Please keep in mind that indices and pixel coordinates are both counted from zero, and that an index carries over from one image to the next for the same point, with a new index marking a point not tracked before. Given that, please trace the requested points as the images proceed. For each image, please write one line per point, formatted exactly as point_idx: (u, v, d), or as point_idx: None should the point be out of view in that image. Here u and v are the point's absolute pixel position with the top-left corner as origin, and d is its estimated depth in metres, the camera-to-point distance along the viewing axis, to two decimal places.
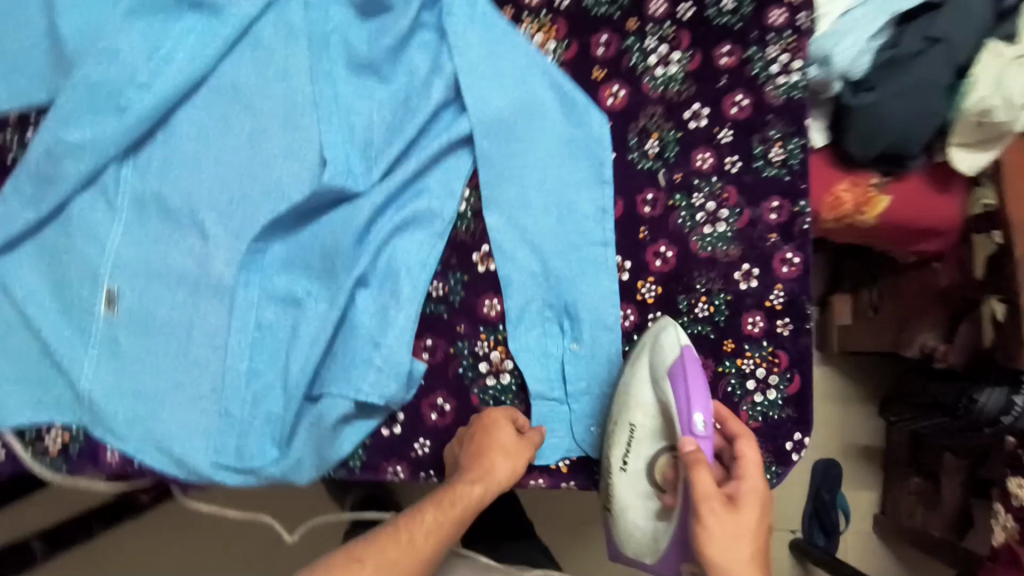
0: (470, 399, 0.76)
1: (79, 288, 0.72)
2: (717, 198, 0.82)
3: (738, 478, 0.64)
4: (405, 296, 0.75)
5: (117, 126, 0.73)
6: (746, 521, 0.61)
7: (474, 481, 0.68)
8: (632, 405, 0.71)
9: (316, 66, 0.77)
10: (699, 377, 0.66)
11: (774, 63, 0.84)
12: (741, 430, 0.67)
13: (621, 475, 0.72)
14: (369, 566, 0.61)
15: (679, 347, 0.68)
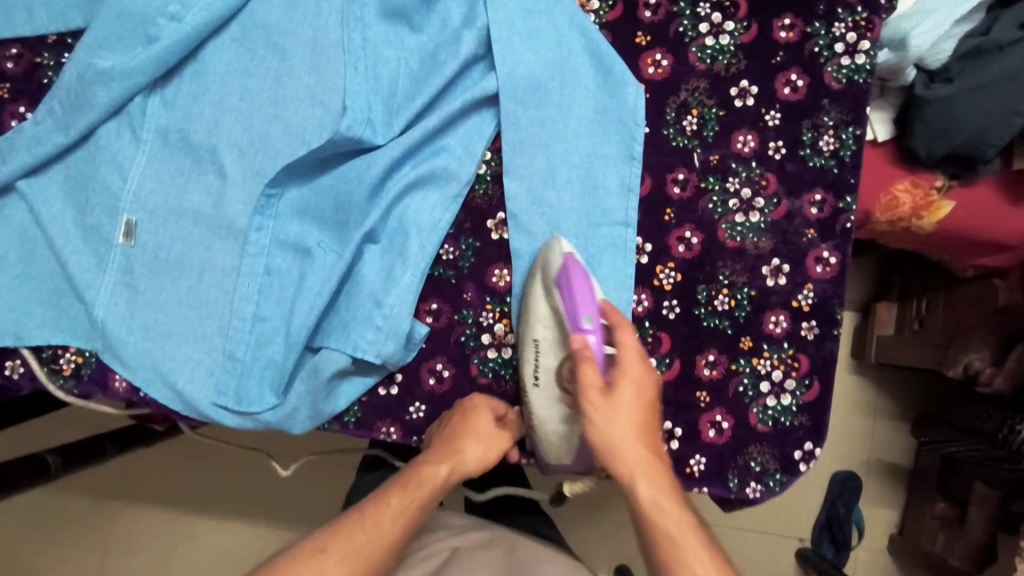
0: (469, 368, 0.75)
1: (101, 216, 0.73)
2: (754, 184, 0.76)
3: (618, 368, 0.62)
4: (413, 257, 0.73)
5: (145, 55, 0.72)
6: (626, 402, 0.61)
7: (442, 462, 0.64)
8: (535, 321, 0.69)
9: (349, 10, 0.75)
10: (581, 277, 0.67)
11: (839, 42, 0.77)
12: (619, 321, 0.65)
13: (536, 392, 0.69)
14: (332, 556, 0.54)
15: (561, 256, 0.69)
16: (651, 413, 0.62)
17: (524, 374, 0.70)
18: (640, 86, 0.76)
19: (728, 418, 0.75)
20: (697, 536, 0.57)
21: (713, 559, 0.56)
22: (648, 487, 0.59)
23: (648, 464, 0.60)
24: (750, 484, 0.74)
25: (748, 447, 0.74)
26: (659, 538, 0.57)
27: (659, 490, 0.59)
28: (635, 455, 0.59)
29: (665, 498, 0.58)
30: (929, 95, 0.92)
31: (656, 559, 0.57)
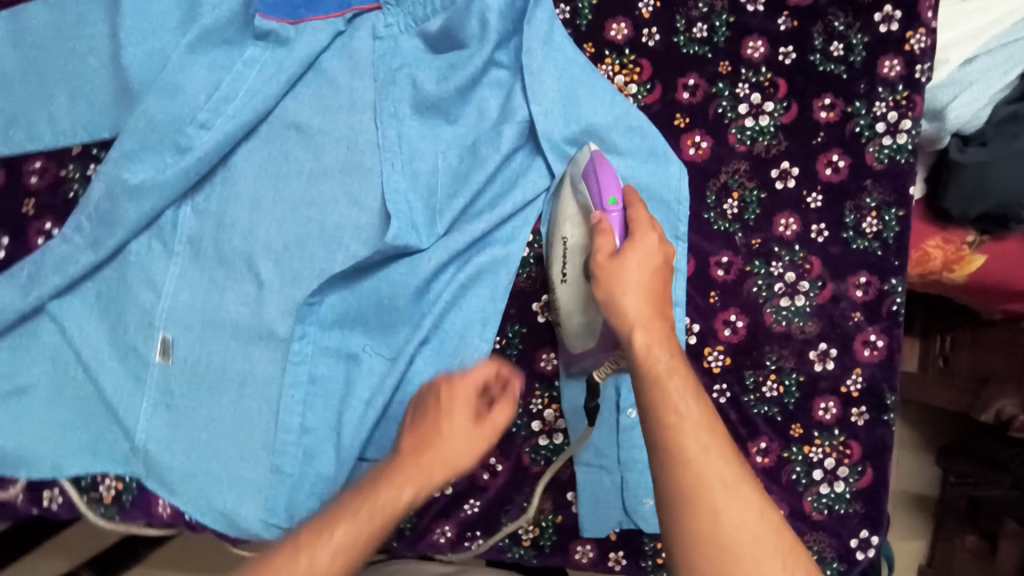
0: (521, 459, 0.73)
1: (134, 333, 0.72)
2: (798, 268, 0.73)
3: (632, 236, 0.57)
4: (466, 361, 0.72)
5: (177, 167, 0.70)
6: (632, 266, 0.55)
7: (402, 486, 0.55)
8: (563, 219, 0.68)
9: (382, 104, 0.72)
10: (607, 169, 0.65)
11: (881, 121, 0.73)
12: (634, 197, 0.61)
13: (563, 287, 0.67)
14: None
15: (589, 151, 0.69)
16: (661, 281, 0.55)
17: (553, 273, 0.69)
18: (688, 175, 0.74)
19: (785, 507, 0.70)
20: (692, 392, 0.49)
21: (703, 411, 0.48)
22: (644, 338, 0.52)
23: (652, 317, 0.53)
24: None
25: (805, 537, 0.71)
26: (649, 383, 0.49)
27: (654, 341, 0.52)
28: (636, 309, 0.53)
29: (661, 350, 0.51)
30: (964, 159, 0.90)
31: (642, 399, 0.50)
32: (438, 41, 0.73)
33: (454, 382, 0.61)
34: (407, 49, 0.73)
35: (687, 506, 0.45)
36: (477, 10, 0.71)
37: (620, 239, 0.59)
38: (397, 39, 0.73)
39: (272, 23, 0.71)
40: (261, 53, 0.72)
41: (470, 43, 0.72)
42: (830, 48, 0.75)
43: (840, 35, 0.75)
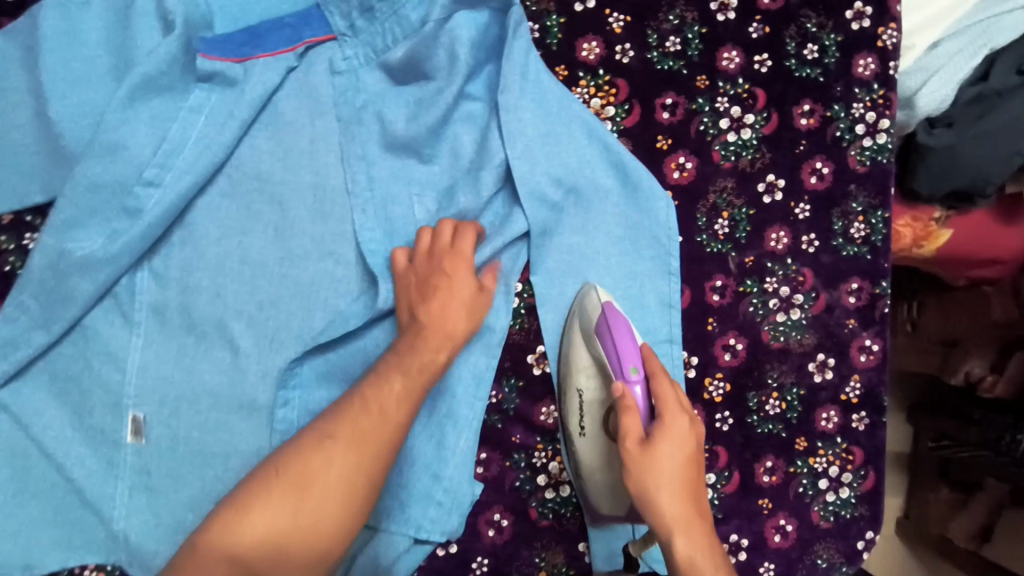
0: (528, 514, 0.71)
1: (101, 415, 0.64)
2: (791, 281, 0.74)
3: (660, 420, 0.60)
4: (463, 422, 0.68)
5: (129, 232, 0.63)
6: (666, 462, 0.58)
7: (439, 348, 0.61)
8: (575, 370, 0.68)
9: (349, 146, 0.67)
10: (622, 325, 0.65)
11: (859, 123, 0.74)
12: (655, 366, 0.63)
13: (582, 441, 0.67)
14: (334, 472, 0.52)
15: (600, 304, 0.67)
16: (692, 471, 0.60)
17: (569, 424, 0.69)
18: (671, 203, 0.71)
19: (792, 521, 0.74)
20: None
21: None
22: (683, 544, 0.56)
23: (686, 519, 0.58)
24: None
25: (814, 545, 0.75)
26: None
27: (695, 548, 0.56)
28: (672, 509, 0.58)
29: (701, 556, 0.56)
30: (932, 142, 0.90)
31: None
32: (400, 73, 0.69)
33: (454, 240, 0.65)
34: (369, 84, 0.69)
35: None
36: (444, 41, 0.67)
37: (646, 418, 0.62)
38: (357, 74, 0.69)
39: (217, 64, 0.64)
40: (206, 97, 0.65)
41: (437, 74, 0.68)
42: (804, 51, 0.74)
43: (813, 38, 0.74)
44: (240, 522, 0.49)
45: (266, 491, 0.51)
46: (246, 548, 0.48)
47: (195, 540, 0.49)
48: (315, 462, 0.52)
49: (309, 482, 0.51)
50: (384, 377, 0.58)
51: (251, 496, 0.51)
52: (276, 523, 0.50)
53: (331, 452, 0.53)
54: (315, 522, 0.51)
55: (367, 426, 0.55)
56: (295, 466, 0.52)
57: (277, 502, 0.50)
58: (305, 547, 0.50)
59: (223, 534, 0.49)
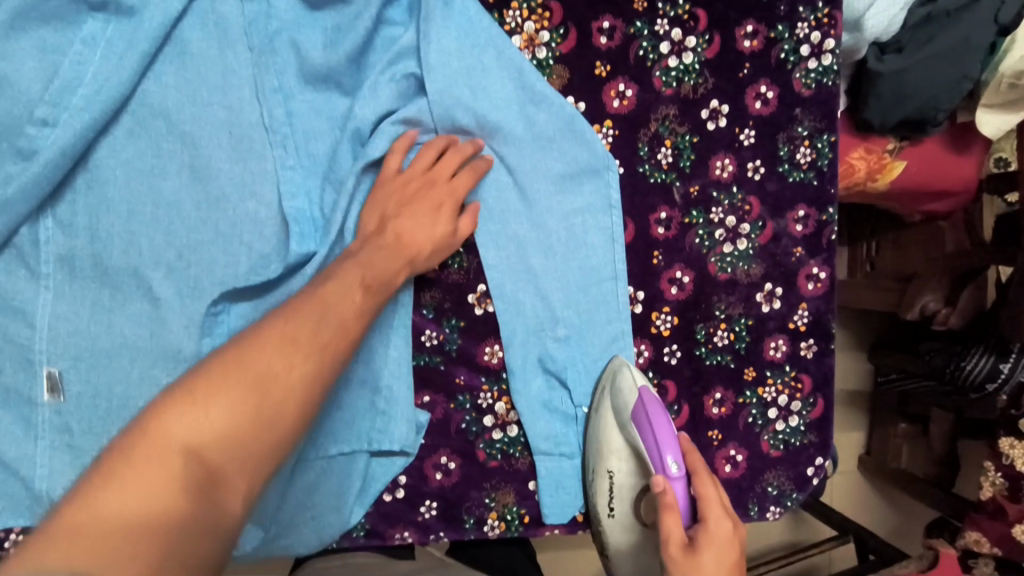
0: (476, 456, 0.70)
1: (13, 372, 0.60)
2: (738, 211, 0.73)
3: (703, 523, 0.55)
4: (389, 330, 0.66)
5: (24, 178, 0.58)
6: (707, 566, 0.52)
7: (397, 271, 0.60)
8: (607, 452, 0.67)
9: (263, 79, 0.63)
10: (661, 415, 0.62)
11: (804, 43, 0.72)
12: (698, 464, 0.60)
13: (610, 522, 0.68)
14: (292, 376, 0.47)
15: (635, 389, 0.64)
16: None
17: (597, 505, 0.69)
18: (584, 113, 0.70)
19: (742, 451, 0.74)
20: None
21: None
22: None
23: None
24: (770, 508, 0.75)
25: (764, 474, 0.75)
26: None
27: None
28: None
29: None
30: (882, 68, 0.87)
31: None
32: None
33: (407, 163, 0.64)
34: (282, 11, 0.64)
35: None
36: None
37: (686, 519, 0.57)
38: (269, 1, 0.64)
39: None
40: (101, 27, 0.60)
41: None
42: None
43: None
44: (174, 416, 0.41)
45: (210, 383, 0.44)
46: (200, 434, 0.42)
47: (124, 441, 0.40)
48: (259, 360, 0.47)
49: (272, 380, 0.46)
50: (316, 287, 0.54)
51: (190, 390, 0.43)
52: (230, 416, 0.43)
53: (276, 350, 0.48)
54: (278, 412, 0.45)
55: (313, 325, 0.51)
56: (242, 362, 0.46)
57: (229, 392, 0.44)
58: (260, 438, 0.44)
59: (160, 424, 0.41)
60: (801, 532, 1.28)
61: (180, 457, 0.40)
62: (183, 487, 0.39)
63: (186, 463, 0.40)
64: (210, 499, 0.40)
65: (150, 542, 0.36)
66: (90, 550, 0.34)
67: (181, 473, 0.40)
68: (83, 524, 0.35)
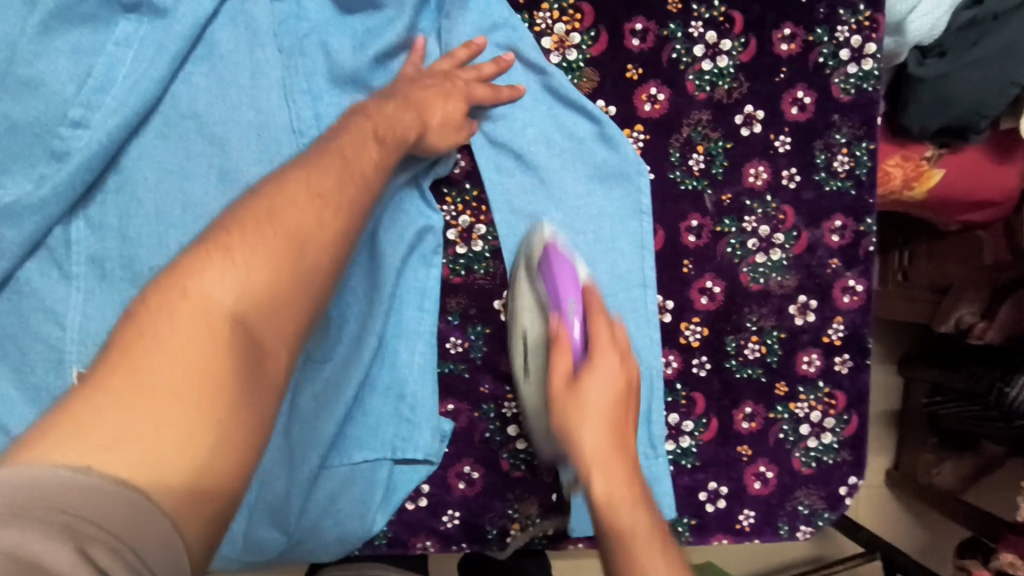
0: (500, 466, 0.68)
1: (43, 374, 0.59)
2: (772, 220, 0.71)
3: (591, 358, 0.51)
4: (413, 335, 0.66)
5: (57, 178, 0.58)
6: (586, 399, 0.49)
7: (410, 127, 0.56)
8: (520, 309, 0.63)
9: (292, 82, 0.63)
10: (563, 266, 0.59)
11: (844, 47, 0.69)
12: (595, 307, 0.55)
13: (527, 384, 0.62)
14: (330, 237, 0.43)
15: (544, 244, 0.62)
16: (625, 415, 0.50)
17: (517, 366, 0.64)
18: (614, 117, 0.68)
19: (773, 468, 0.72)
20: (645, 518, 0.45)
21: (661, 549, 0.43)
22: (602, 482, 0.46)
23: (609, 460, 0.47)
24: (801, 527, 0.73)
25: (795, 492, 0.72)
26: (613, 533, 0.44)
27: (614, 489, 0.46)
28: (592, 446, 0.47)
29: (623, 502, 0.45)
30: (923, 73, 0.85)
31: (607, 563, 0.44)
32: None
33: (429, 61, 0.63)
34: (313, 14, 0.64)
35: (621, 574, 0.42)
36: None
37: (579, 355, 0.53)
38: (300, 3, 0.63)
39: None
40: (135, 29, 0.60)
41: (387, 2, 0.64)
42: None
43: None
44: (205, 276, 0.36)
45: (244, 234, 0.39)
46: (242, 299, 0.36)
47: (153, 300, 0.35)
48: (293, 212, 0.41)
49: (311, 238, 0.41)
50: (332, 142, 0.49)
51: (220, 242, 0.38)
52: (268, 277, 0.38)
53: (307, 202, 0.42)
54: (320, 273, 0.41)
55: (342, 180, 0.46)
56: (269, 214, 0.40)
57: (266, 245, 0.39)
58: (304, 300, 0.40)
59: (194, 284, 0.35)
60: (828, 548, 1.24)
61: (222, 322, 0.35)
62: (229, 356, 0.35)
63: (229, 332, 0.35)
64: (256, 371, 0.36)
65: (198, 424, 0.33)
66: (117, 437, 0.30)
67: (226, 343, 0.35)
68: (110, 406, 0.31)
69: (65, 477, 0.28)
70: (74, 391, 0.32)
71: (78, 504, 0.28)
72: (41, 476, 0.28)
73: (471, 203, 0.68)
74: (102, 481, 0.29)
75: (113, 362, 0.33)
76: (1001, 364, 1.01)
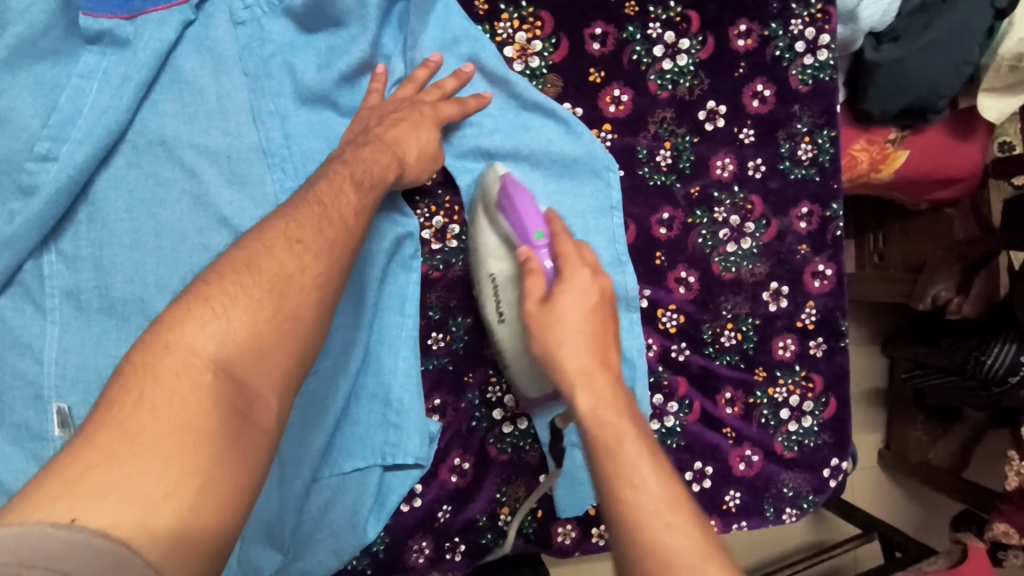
0: (488, 451, 0.70)
1: (23, 411, 0.59)
2: (740, 210, 0.72)
3: (560, 278, 0.54)
4: (395, 341, 0.66)
5: (27, 212, 0.58)
6: (561, 314, 0.52)
7: (388, 166, 0.58)
8: (485, 252, 0.64)
9: (259, 103, 0.64)
10: (523, 194, 0.61)
11: (799, 40, 0.71)
12: (558, 226, 0.58)
13: (500, 326, 0.64)
14: (310, 274, 0.46)
15: (500, 178, 0.64)
16: (600, 322, 0.52)
17: (488, 312, 0.65)
18: (580, 119, 0.70)
19: (757, 451, 0.73)
20: (633, 430, 0.47)
21: (668, 502, 0.43)
22: (586, 394, 0.49)
23: (592, 369, 0.50)
24: (787, 510, 0.74)
25: (780, 476, 0.74)
26: (598, 446, 0.46)
27: (598, 399, 0.48)
28: (575, 363, 0.50)
29: (606, 407, 0.48)
30: (878, 58, 0.87)
31: (597, 479, 0.45)
32: (307, 18, 0.64)
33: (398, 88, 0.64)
34: (275, 35, 0.64)
35: (615, 510, 0.43)
36: None
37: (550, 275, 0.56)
38: (261, 25, 0.64)
39: (102, 22, 0.60)
40: (99, 60, 0.61)
41: (348, 19, 0.64)
42: None
43: None
44: (186, 327, 0.39)
45: (222, 285, 0.41)
46: (222, 346, 0.39)
47: (138, 357, 0.37)
48: (272, 261, 0.45)
49: (288, 282, 0.44)
50: (310, 188, 0.52)
51: (199, 293, 0.41)
52: (247, 324, 0.40)
53: (286, 249, 0.46)
54: (299, 313, 0.44)
55: (319, 225, 0.49)
56: (248, 266, 0.43)
57: (245, 294, 0.42)
58: (284, 343, 0.42)
59: (180, 335, 0.38)
60: (825, 531, 1.26)
61: (206, 372, 0.38)
62: (214, 402, 0.37)
63: (213, 378, 0.38)
64: (243, 417, 0.38)
65: (184, 470, 0.35)
66: (110, 491, 0.33)
67: (213, 390, 0.38)
68: (96, 463, 0.33)
69: (53, 534, 0.30)
70: (67, 447, 0.34)
71: (73, 565, 0.29)
72: (26, 538, 0.29)
73: (444, 205, 0.69)
74: (87, 537, 0.31)
75: (102, 417, 0.35)
76: (979, 334, 1.04)
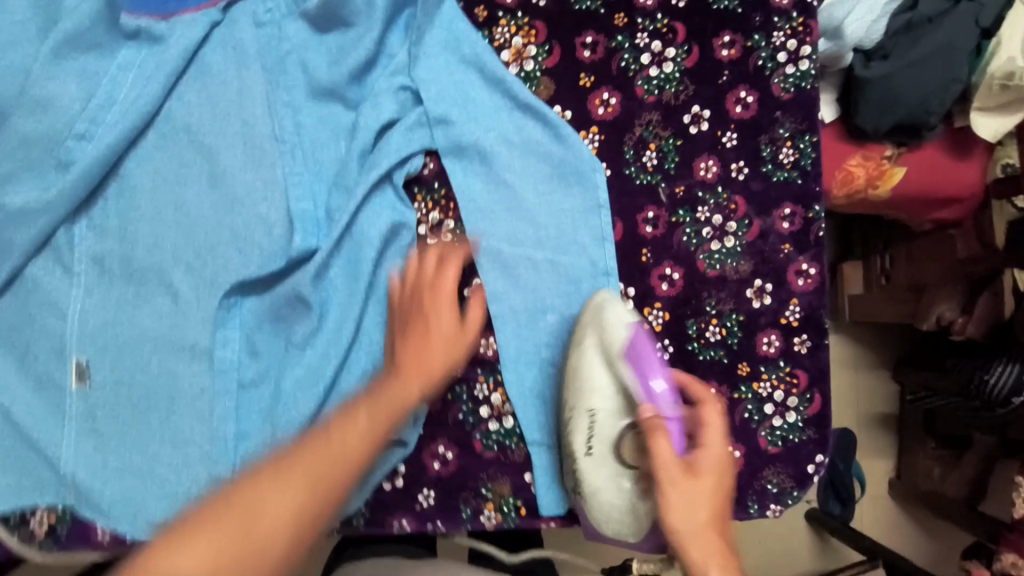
0: (473, 446, 0.72)
1: (45, 363, 0.66)
2: (723, 210, 0.75)
3: (701, 450, 0.54)
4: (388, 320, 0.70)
5: (63, 185, 0.65)
6: (701, 488, 0.52)
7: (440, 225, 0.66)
8: (592, 389, 0.64)
9: (274, 95, 0.70)
10: (647, 348, 0.62)
11: (781, 51, 0.75)
12: (702, 394, 0.59)
13: (586, 461, 0.64)
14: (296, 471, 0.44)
15: (626, 325, 0.64)
16: (728, 508, 0.53)
17: (576, 444, 0.65)
18: (569, 121, 0.74)
19: (739, 446, 0.75)
20: None
21: None
22: None
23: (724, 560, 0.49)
24: (771, 505, 0.75)
25: (763, 471, 0.75)
26: None
27: None
28: (704, 548, 0.49)
29: None
30: (869, 74, 0.89)
31: None
32: (320, 21, 0.71)
33: None
34: (292, 35, 0.71)
35: None
36: None
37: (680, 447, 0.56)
38: (280, 28, 0.70)
39: (140, 21, 0.67)
40: (135, 53, 0.68)
41: (356, 21, 0.71)
42: None
43: None
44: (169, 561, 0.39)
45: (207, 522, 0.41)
46: None
47: None
48: (264, 498, 0.43)
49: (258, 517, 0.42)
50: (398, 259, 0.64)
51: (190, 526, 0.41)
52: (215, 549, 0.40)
53: (277, 486, 0.43)
54: (272, 533, 0.42)
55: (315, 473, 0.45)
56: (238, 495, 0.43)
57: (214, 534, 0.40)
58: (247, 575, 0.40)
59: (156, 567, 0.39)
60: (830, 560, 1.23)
61: None
62: None
63: None
64: None
65: None
66: None
67: None
68: None
69: None
70: None
71: None
72: None
73: (441, 201, 0.73)
74: None
75: None
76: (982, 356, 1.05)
